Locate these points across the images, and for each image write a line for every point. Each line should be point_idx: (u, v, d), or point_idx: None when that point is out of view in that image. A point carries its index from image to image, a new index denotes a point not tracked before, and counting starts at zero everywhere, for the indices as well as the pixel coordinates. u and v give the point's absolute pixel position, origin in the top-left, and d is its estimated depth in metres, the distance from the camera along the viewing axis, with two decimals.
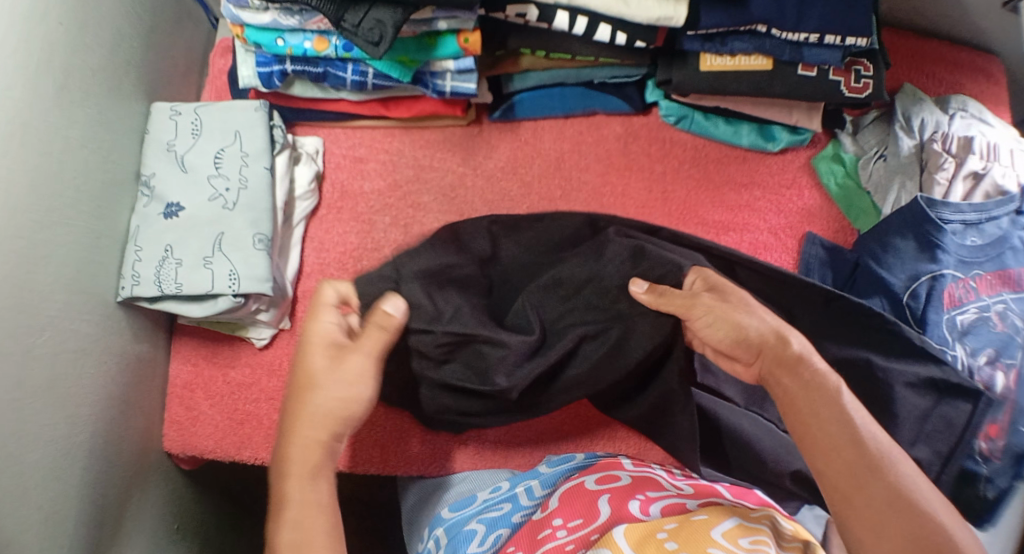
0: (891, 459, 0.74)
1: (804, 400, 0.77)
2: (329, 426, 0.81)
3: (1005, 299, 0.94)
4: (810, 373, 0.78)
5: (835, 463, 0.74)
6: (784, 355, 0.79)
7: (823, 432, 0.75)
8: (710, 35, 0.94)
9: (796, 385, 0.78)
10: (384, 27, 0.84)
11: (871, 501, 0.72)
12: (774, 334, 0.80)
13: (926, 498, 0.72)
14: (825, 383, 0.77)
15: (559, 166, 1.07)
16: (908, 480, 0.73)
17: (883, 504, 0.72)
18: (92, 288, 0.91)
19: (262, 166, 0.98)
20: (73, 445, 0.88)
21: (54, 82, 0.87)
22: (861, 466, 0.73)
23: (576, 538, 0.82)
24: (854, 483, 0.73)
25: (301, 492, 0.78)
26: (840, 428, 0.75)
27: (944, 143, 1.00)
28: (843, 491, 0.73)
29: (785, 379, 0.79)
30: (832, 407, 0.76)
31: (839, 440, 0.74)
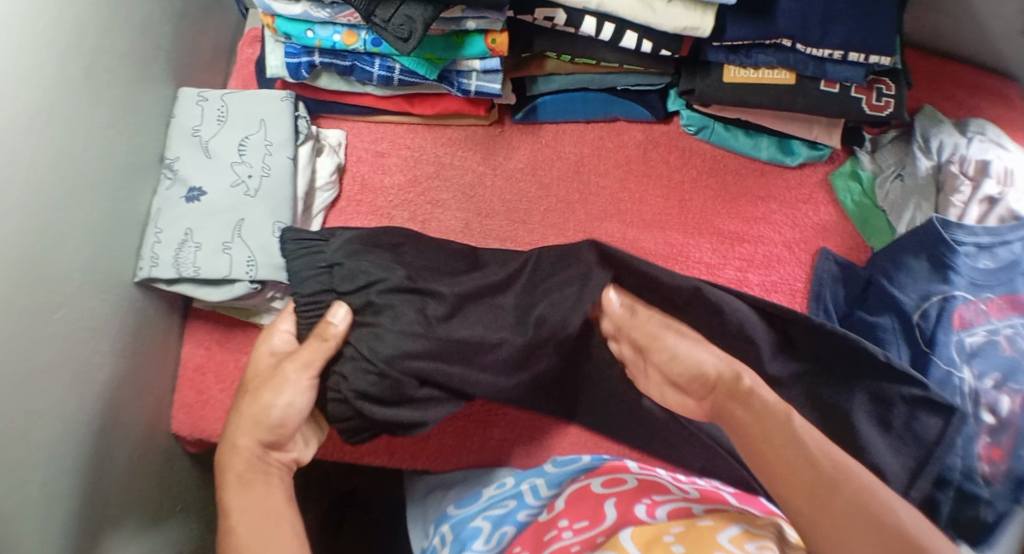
0: (849, 474, 0.72)
1: (741, 428, 0.77)
2: (263, 435, 0.82)
3: (1014, 323, 0.94)
4: (761, 404, 0.77)
5: (796, 488, 0.72)
6: (732, 384, 0.80)
7: (776, 455, 0.74)
8: (735, 47, 0.96)
9: (747, 409, 0.78)
10: (414, 23, 0.85)
11: (831, 513, 0.69)
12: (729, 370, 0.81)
13: (893, 507, 0.69)
14: (775, 405, 0.77)
15: (578, 170, 1.07)
16: (868, 492, 0.70)
17: (846, 518, 0.69)
18: (111, 266, 0.92)
19: (285, 156, 0.99)
20: (85, 422, 0.88)
21: (84, 63, 0.88)
22: (819, 477, 0.72)
23: (582, 540, 0.82)
24: (816, 500, 0.70)
25: (240, 500, 0.79)
26: (799, 448, 0.74)
27: (961, 166, 1.01)
28: (808, 518, 0.70)
29: (738, 410, 0.78)
30: (781, 431, 0.75)
31: (794, 463, 0.73)
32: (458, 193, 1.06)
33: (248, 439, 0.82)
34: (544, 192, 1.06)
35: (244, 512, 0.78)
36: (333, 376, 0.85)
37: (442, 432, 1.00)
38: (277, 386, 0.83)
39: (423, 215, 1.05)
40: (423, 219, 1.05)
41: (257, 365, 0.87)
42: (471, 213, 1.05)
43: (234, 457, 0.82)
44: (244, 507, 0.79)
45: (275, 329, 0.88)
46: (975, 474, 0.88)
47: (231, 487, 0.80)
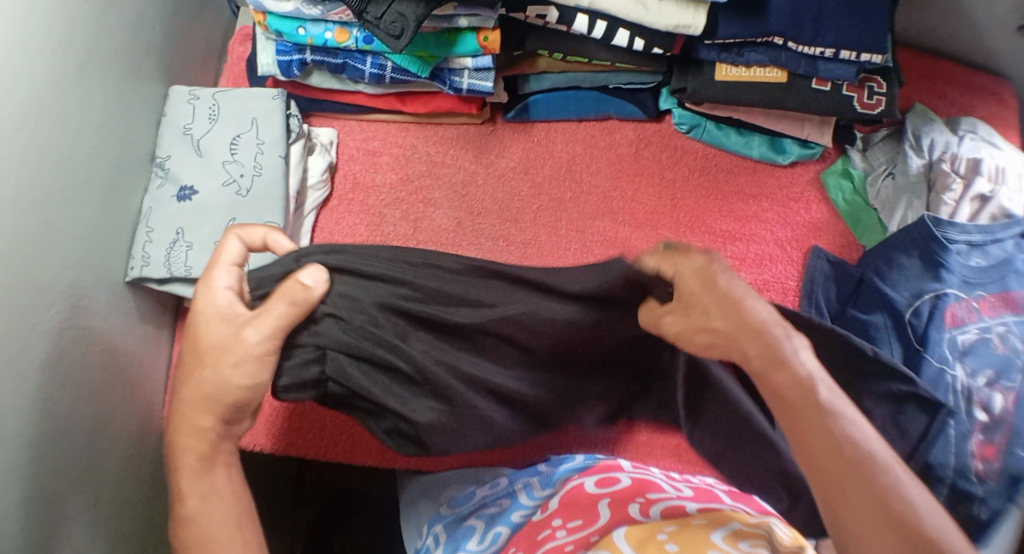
0: (885, 471, 0.68)
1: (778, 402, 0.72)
2: (226, 413, 0.77)
3: (1007, 321, 0.94)
4: (792, 374, 0.71)
5: (824, 477, 0.68)
6: (773, 349, 0.72)
7: (809, 439, 0.70)
8: (727, 45, 0.96)
9: (783, 383, 0.72)
10: (406, 21, 0.85)
11: (858, 508, 0.67)
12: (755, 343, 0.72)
13: (925, 513, 0.66)
14: (809, 383, 0.71)
15: (570, 168, 1.07)
16: (902, 493, 0.67)
17: (872, 514, 0.66)
18: (102, 265, 0.92)
19: (277, 155, 0.99)
20: (76, 422, 0.88)
21: (75, 60, 0.88)
22: (851, 472, 0.68)
23: (576, 539, 0.82)
24: (846, 492, 0.67)
25: (196, 489, 0.75)
26: (830, 439, 0.69)
27: (952, 164, 1.02)
28: (833, 508, 0.68)
29: (771, 379, 0.72)
30: (820, 411, 0.70)
31: (828, 449, 0.69)
32: (450, 191, 1.06)
33: (203, 420, 0.77)
34: (536, 191, 1.06)
35: (202, 500, 0.75)
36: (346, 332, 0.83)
37: None
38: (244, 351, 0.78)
39: (415, 214, 1.05)
40: (415, 217, 1.05)
41: (199, 333, 0.79)
42: (463, 212, 1.05)
43: (187, 438, 0.77)
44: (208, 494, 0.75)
45: (221, 267, 0.81)
46: (969, 471, 0.89)
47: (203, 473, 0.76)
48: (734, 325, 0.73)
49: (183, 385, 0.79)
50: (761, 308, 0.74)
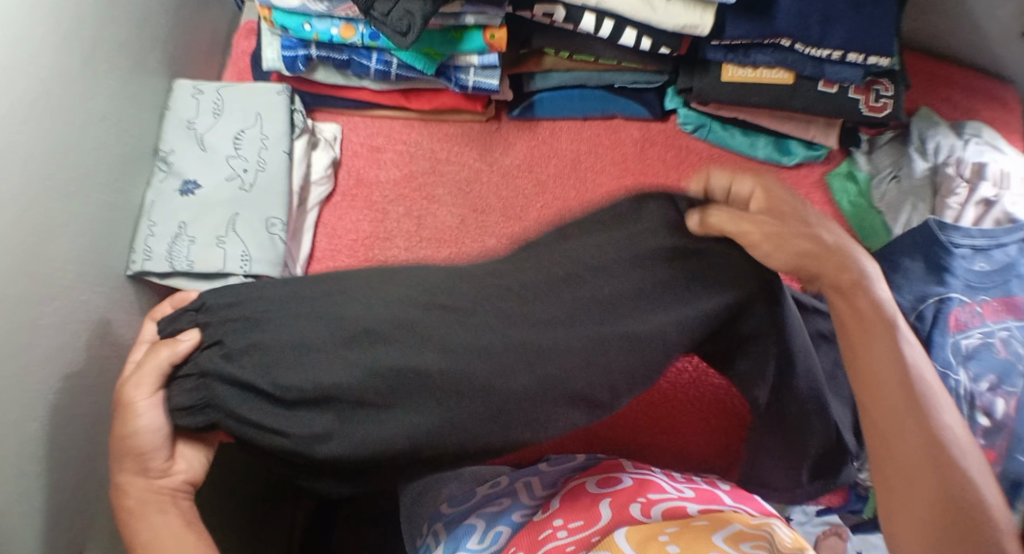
0: (936, 407, 0.73)
1: (848, 319, 0.75)
2: (133, 461, 0.75)
3: (1009, 326, 0.94)
4: (867, 302, 0.75)
5: (879, 404, 0.73)
6: (834, 280, 0.76)
7: (872, 367, 0.74)
8: (733, 46, 0.95)
9: (846, 307, 0.76)
10: (412, 17, 0.84)
11: (902, 441, 0.72)
12: (834, 259, 0.76)
13: (964, 454, 0.71)
14: (884, 312, 0.75)
15: (575, 167, 1.07)
16: (946, 431, 0.72)
17: (916, 448, 0.71)
18: (105, 259, 0.91)
19: (281, 150, 0.98)
20: (75, 416, 0.88)
21: (80, 54, 0.87)
22: (908, 404, 0.72)
23: (577, 539, 0.83)
24: (893, 421, 0.72)
25: (148, 530, 0.74)
26: (891, 366, 0.73)
27: (957, 168, 1.01)
28: (879, 434, 0.73)
29: (839, 301, 0.76)
30: (887, 342, 0.74)
31: (889, 379, 0.73)
32: (454, 189, 1.06)
33: (119, 471, 0.75)
34: (540, 189, 1.06)
35: (150, 535, 0.74)
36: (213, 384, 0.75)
37: None
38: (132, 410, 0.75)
39: (418, 211, 1.04)
40: (418, 215, 1.04)
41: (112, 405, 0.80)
42: (467, 210, 1.05)
43: (126, 485, 0.75)
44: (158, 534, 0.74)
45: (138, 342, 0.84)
46: None
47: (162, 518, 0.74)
48: (766, 230, 0.75)
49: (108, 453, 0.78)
50: (831, 236, 0.77)
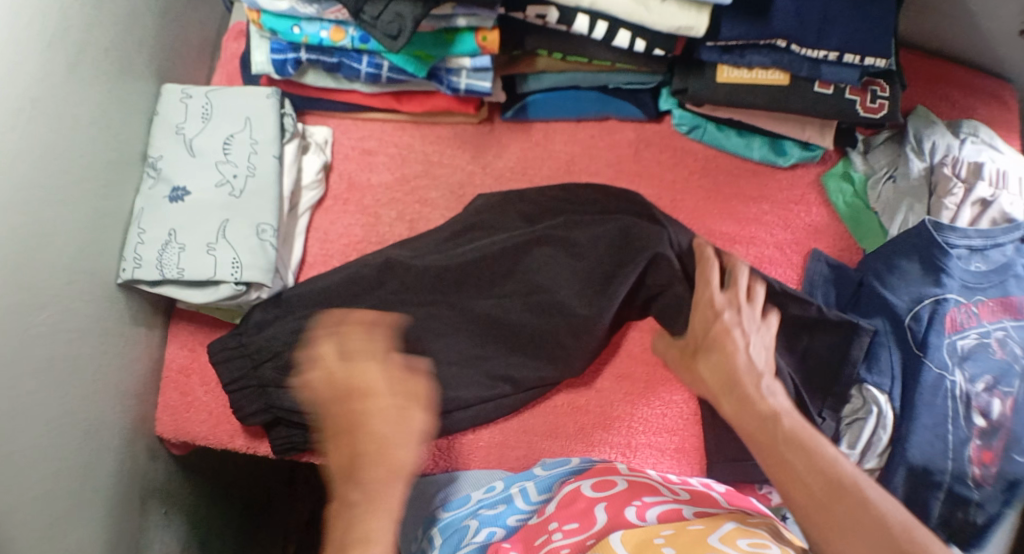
0: (865, 489, 0.69)
1: (754, 431, 0.76)
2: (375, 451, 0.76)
3: (1005, 326, 0.94)
4: (763, 409, 0.77)
5: (805, 501, 0.69)
6: (741, 392, 0.80)
7: (786, 468, 0.72)
8: (729, 47, 0.94)
9: (751, 424, 0.77)
10: (403, 20, 0.83)
11: (848, 533, 0.67)
12: (726, 373, 0.82)
13: (909, 530, 0.66)
14: (773, 418, 0.76)
15: (569, 169, 1.06)
16: (884, 510, 0.67)
17: (862, 535, 0.66)
18: (94, 268, 0.90)
19: (271, 154, 0.97)
20: (67, 427, 0.87)
21: (65, 59, 0.85)
22: (832, 492, 0.69)
23: (572, 543, 0.81)
24: (829, 513, 0.68)
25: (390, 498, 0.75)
26: (799, 456, 0.72)
27: (954, 168, 1.00)
28: (817, 530, 0.68)
29: (745, 412, 0.78)
30: (793, 438, 0.73)
31: (804, 472, 0.71)
32: (447, 192, 1.05)
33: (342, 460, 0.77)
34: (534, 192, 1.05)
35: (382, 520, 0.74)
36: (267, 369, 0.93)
37: None
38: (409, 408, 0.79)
39: (411, 214, 1.04)
40: (411, 218, 1.04)
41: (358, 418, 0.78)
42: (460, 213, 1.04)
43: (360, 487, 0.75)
44: (370, 499, 0.75)
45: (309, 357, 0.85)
46: (966, 476, 0.90)
47: (365, 475, 0.75)
48: (716, 369, 0.84)
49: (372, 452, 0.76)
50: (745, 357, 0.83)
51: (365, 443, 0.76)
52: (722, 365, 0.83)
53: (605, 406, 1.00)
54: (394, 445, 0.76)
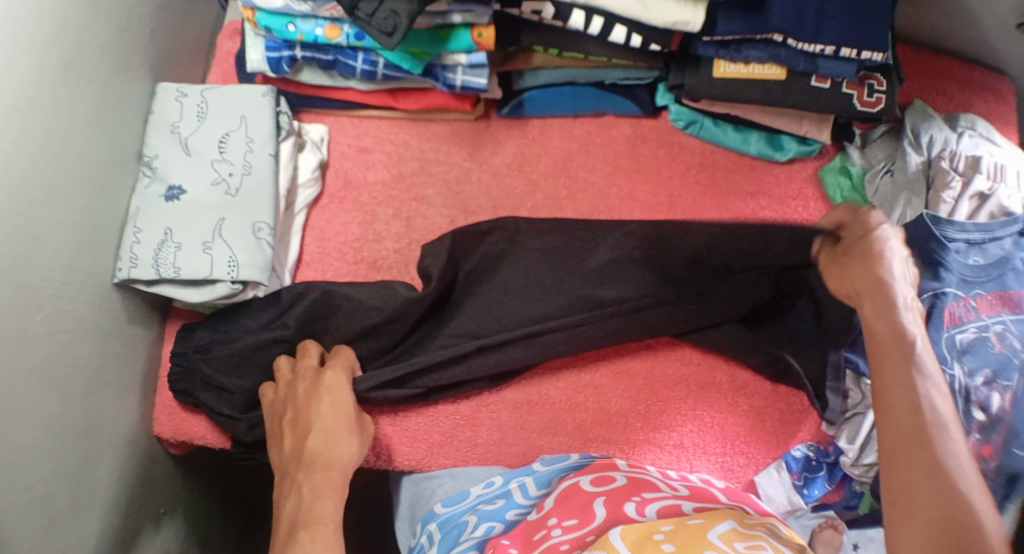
0: (947, 436, 0.73)
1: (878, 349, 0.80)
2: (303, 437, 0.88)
3: (1004, 320, 0.93)
4: (890, 326, 0.81)
5: (890, 426, 0.75)
6: (886, 301, 0.83)
7: (890, 393, 0.76)
8: (725, 42, 0.94)
9: (884, 331, 0.81)
10: (398, 17, 0.83)
11: (910, 464, 0.72)
12: (875, 286, 0.84)
13: (969, 487, 0.70)
14: (909, 340, 0.79)
15: (566, 165, 1.06)
16: (955, 459, 0.72)
17: (923, 469, 0.71)
18: (91, 268, 0.90)
19: (267, 153, 0.96)
20: (65, 428, 0.86)
21: (60, 58, 0.85)
22: (914, 430, 0.74)
23: (572, 539, 0.81)
24: (906, 441, 0.73)
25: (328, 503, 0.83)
26: (910, 394, 0.75)
27: (951, 161, 0.99)
28: (891, 457, 0.74)
29: (873, 324, 0.82)
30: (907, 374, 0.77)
31: (899, 401, 0.75)
32: (444, 189, 1.04)
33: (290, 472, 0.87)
34: (531, 189, 1.05)
35: (325, 517, 0.82)
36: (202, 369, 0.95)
37: (428, 433, 0.98)
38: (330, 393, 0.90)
39: (408, 212, 1.03)
40: (408, 215, 1.03)
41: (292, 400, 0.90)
42: (457, 210, 1.04)
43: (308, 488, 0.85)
44: (315, 482, 0.85)
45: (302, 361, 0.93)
46: None
47: (315, 461, 0.86)
48: (865, 278, 0.85)
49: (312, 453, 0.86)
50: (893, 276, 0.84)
51: (305, 435, 0.88)
52: (848, 272, 0.87)
53: (604, 403, 0.99)
54: (320, 430, 0.88)
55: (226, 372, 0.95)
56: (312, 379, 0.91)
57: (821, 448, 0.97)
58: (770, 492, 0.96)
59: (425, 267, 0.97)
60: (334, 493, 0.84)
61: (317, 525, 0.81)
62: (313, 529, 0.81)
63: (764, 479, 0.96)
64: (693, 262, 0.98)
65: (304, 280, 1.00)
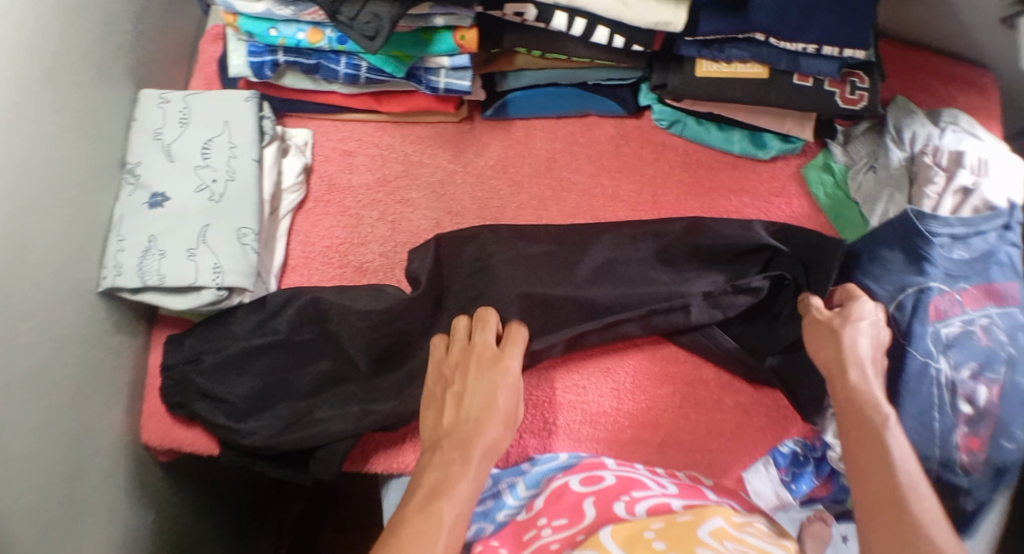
0: (917, 493, 0.74)
1: (853, 420, 0.80)
2: (456, 408, 0.84)
3: (989, 313, 0.94)
4: (846, 387, 0.83)
5: (866, 486, 0.76)
6: (845, 364, 0.84)
7: (860, 454, 0.78)
8: (708, 41, 0.94)
9: (845, 395, 0.83)
10: (380, 21, 0.83)
11: (888, 519, 0.73)
12: (837, 353, 0.85)
13: (939, 535, 0.71)
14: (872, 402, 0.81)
15: (550, 166, 1.06)
16: (924, 513, 0.73)
17: (900, 525, 0.72)
18: (75, 277, 0.89)
19: (251, 158, 0.96)
20: (52, 438, 0.86)
21: (41, 67, 0.85)
22: (884, 487, 0.75)
23: (562, 538, 0.81)
24: (878, 502, 0.74)
25: (456, 508, 0.76)
26: (878, 455, 0.77)
27: (934, 157, 1.00)
28: (868, 515, 0.74)
29: (838, 385, 0.84)
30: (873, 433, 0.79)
31: (868, 461, 0.77)
32: (429, 191, 1.04)
33: (448, 454, 0.80)
34: (516, 190, 1.05)
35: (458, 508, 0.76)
36: (195, 376, 0.95)
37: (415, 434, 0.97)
38: (489, 377, 0.86)
39: (393, 215, 1.03)
40: (393, 218, 1.03)
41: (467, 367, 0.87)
42: (443, 212, 1.04)
43: (463, 484, 0.78)
44: (452, 463, 0.79)
45: (483, 324, 0.91)
46: (954, 464, 0.90)
47: (460, 442, 0.81)
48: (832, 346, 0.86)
49: (455, 422, 0.83)
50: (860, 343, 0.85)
51: (464, 412, 0.84)
52: (818, 341, 0.88)
53: (590, 402, 0.99)
54: (495, 410, 0.84)
55: (218, 381, 0.94)
56: (489, 358, 0.88)
57: (808, 443, 0.97)
58: (760, 488, 0.96)
59: (412, 272, 0.97)
60: (465, 478, 0.78)
61: (452, 499, 0.77)
62: (440, 506, 0.76)
63: (753, 476, 0.97)
64: (678, 251, 0.99)
65: (291, 284, 1.00)
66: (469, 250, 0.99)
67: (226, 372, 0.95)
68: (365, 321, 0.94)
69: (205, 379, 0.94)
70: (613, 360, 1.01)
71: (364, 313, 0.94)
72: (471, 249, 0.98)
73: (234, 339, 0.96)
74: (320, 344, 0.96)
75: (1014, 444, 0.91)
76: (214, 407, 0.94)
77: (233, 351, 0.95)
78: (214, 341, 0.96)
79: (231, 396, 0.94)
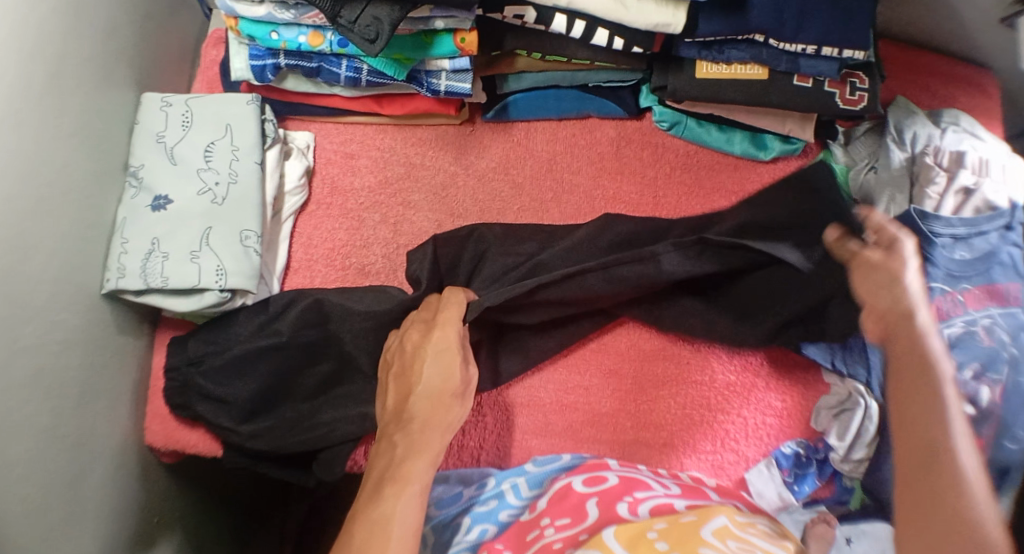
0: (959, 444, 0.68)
1: (902, 357, 0.75)
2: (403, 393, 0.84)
3: (992, 314, 0.94)
4: (898, 325, 0.78)
5: (906, 429, 0.71)
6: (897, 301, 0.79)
7: (904, 395, 0.73)
8: (707, 43, 0.95)
9: (897, 332, 0.77)
10: (380, 24, 0.83)
11: (922, 463, 0.68)
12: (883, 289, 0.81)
13: (974, 491, 0.66)
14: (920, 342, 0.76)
15: (552, 168, 1.06)
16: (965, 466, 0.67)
17: (935, 473, 0.67)
18: (78, 279, 0.90)
19: (253, 161, 0.97)
20: (55, 440, 0.86)
21: (43, 71, 0.85)
22: (921, 431, 0.70)
23: (565, 538, 0.81)
24: (916, 443, 0.69)
25: (420, 480, 0.77)
26: (924, 396, 0.72)
27: (936, 157, 1.00)
28: (903, 458, 0.69)
29: (884, 323, 0.79)
30: (921, 373, 0.73)
31: (911, 402, 0.72)
32: (430, 194, 1.05)
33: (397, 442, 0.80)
34: (517, 192, 1.05)
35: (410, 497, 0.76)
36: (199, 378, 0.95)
37: None
38: (430, 358, 0.85)
39: (395, 217, 1.04)
40: (395, 220, 1.04)
41: (409, 348, 0.88)
42: (444, 214, 1.04)
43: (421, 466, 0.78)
44: (409, 441, 0.80)
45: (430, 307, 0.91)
46: None
47: (410, 420, 0.81)
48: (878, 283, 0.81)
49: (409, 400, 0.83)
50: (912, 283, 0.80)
51: (409, 390, 0.84)
52: (861, 274, 0.83)
53: (592, 403, 1.00)
54: (443, 386, 0.83)
55: (220, 383, 0.95)
56: (423, 333, 0.88)
57: (810, 444, 0.96)
58: (762, 488, 0.95)
59: (413, 276, 0.95)
60: (425, 455, 0.79)
61: (407, 482, 0.77)
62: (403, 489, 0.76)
63: (754, 476, 0.96)
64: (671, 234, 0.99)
65: (293, 287, 1.01)
66: (472, 242, 0.99)
67: (229, 374, 0.95)
68: (370, 321, 0.95)
69: (208, 381, 0.95)
70: (617, 362, 1.02)
71: (368, 315, 0.94)
72: (473, 243, 0.99)
73: (236, 340, 0.96)
74: (325, 341, 0.95)
75: (1016, 445, 0.88)
76: (218, 408, 0.95)
77: (235, 353, 0.94)
78: (218, 343, 0.96)
79: (235, 398, 0.94)
